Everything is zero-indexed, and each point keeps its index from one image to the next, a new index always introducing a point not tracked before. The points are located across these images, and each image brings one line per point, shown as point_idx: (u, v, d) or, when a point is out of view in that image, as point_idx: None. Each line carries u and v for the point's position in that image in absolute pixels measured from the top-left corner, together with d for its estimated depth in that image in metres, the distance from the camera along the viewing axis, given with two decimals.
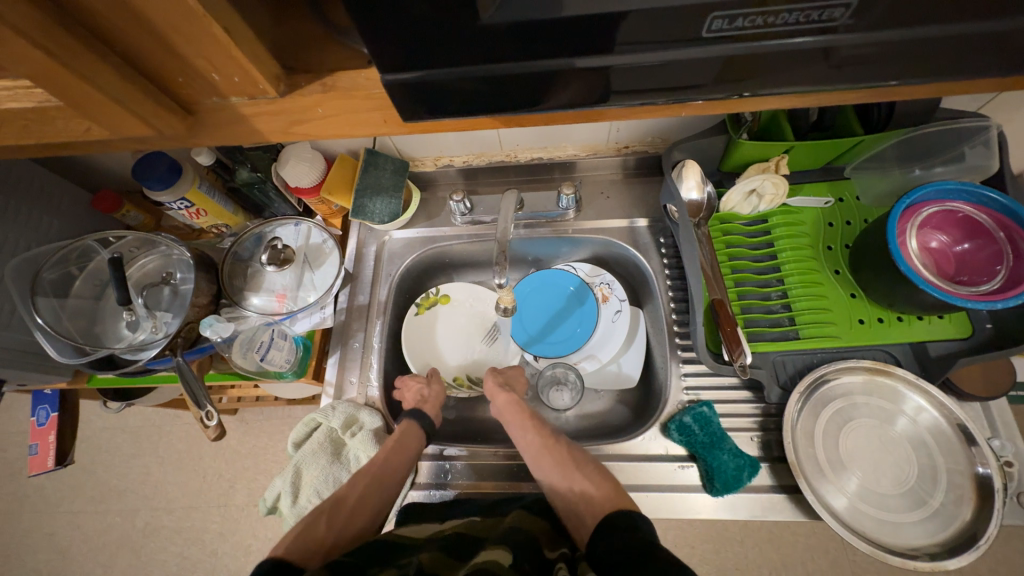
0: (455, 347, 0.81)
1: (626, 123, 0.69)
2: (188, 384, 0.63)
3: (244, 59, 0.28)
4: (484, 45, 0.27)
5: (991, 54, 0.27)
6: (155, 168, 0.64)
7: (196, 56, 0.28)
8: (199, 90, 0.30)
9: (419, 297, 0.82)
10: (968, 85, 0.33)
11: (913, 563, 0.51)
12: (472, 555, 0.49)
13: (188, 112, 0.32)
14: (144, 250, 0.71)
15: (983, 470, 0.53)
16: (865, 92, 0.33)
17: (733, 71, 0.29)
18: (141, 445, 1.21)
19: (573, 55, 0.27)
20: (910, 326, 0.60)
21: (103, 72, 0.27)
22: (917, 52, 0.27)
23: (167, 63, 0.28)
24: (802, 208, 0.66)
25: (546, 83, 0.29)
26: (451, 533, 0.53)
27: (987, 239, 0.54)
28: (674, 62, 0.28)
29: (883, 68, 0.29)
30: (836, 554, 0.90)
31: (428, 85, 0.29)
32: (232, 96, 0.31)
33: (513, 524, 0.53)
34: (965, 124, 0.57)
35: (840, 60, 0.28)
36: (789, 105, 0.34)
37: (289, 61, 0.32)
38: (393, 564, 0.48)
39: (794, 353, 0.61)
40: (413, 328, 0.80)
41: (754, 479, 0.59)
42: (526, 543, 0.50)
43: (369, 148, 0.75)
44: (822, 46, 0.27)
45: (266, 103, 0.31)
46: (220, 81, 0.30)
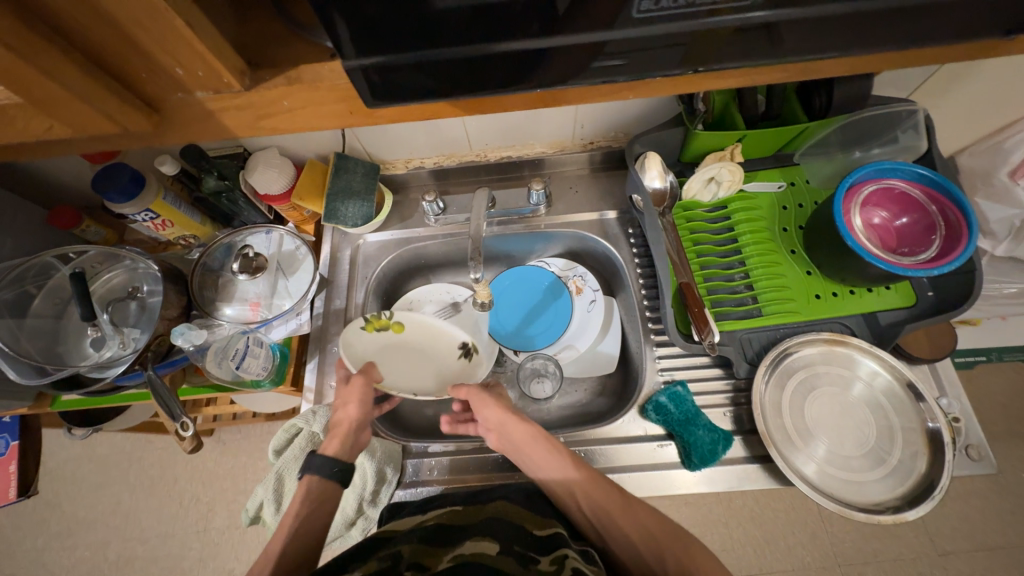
0: (401, 378, 0.68)
1: (589, 119, 0.72)
2: (161, 399, 0.62)
3: (208, 52, 0.28)
4: (436, 29, 0.28)
5: (886, 28, 0.31)
6: (116, 179, 0.63)
7: (161, 51, 0.28)
8: (163, 86, 0.31)
9: (368, 314, 0.69)
10: (882, 61, 0.36)
11: (878, 518, 0.54)
12: (455, 541, 0.51)
13: (154, 110, 0.33)
14: (107, 265, 0.69)
15: (933, 425, 0.58)
16: (788, 69, 0.36)
17: (663, 49, 0.31)
18: (109, 474, 1.16)
19: (529, 36, 0.29)
20: (863, 298, 0.64)
21: (68, 71, 0.27)
22: (823, 28, 0.30)
23: (131, 58, 0.28)
24: (758, 193, 0.70)
25: (499, 66, 0.31)
26: (432, 524, 0.54)
27: (922, 212, 0.59)
28: (611, 41, 0.30)
29: (796, 44, 0.32)
30: (815, 527, 0.94)
31: (392, 68, 0.30)
32: (197, 91, 0.32)
33: (494, 515, 0.55)
34: (898, 108, 0.62)
35: (756, 41, 0.31)
36: (722, 84, 0.37)
37: (253, 58, 0.33)
38: (374, 556, 0.49)
39: (758, 331, 0.65)
40: (352, 349, 0.67)
41: (729, 452, 0.62)
42: (510, 532, 0.52)
43: (339, 152, 0.75)
44: (741, 24, 0.30)
45: (232, 97, 0.32)
46: (185, 75, 0.30)
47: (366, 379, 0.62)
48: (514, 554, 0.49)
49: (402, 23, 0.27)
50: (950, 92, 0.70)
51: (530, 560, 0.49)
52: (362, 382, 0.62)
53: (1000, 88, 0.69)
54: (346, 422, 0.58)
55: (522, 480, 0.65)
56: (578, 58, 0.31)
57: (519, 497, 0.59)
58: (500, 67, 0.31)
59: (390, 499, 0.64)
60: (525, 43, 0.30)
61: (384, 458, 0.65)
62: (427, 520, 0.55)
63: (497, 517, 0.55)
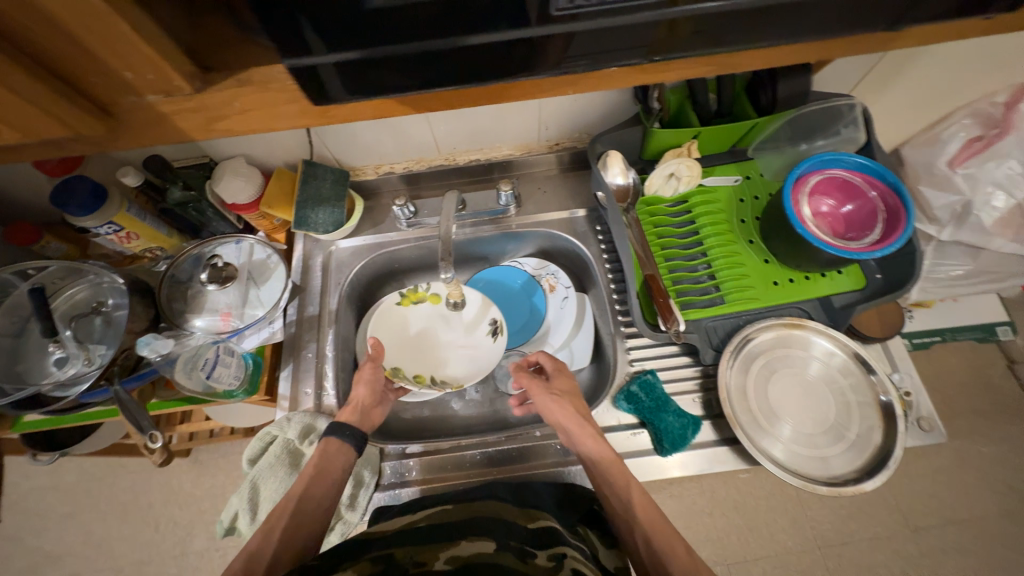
0: (427, 354, 0.75)
1: (553, 120, 0.74)
2: (131, 413, 0.61)
3: (158, 56, 0.29)
4: (373, 28, 0.30)
5: (790, 20, 0.34)
6: (76, 193, 0.62)
7: (111, 56, 0.29)
8: (114, 89, 0.32)
9: (403, 289, 0.75)
10: (802, 54, 0.39)
11: (839, 490, 0.57)
12: (451, 540, 0.49)
13: (107, 114, 0.33)
14: (69, 280, 0.67)
15: (885, 398, 0.61)
16: (716, 63, 0.39)
17: (590, 44, 0.34)
18: (79, 503, 1.11)
19: (464, 34, 0.31)
20: (817, 283, 0.67)
21: (18, 75, 0.28)
22: (734, 20, 0.33)
23: (81, 63, 0.29)
24: (717, 187, 0.73)
25: (438, 62, 0.33)
26: (423, 526, 0.53)
27: (864, 198, 0.63)
28: (541, 37, 0.32)
29: (712, 38, 0.35)
30: (794, 512, 0.97)
31: (367, 63, 0.32)
32: (148, 94, 0.33)
33: (486, 511, 0.55)
34: (839, 103, 0.66)
35: (675, 36, 0.34)
36: (657, 79, 0.40)
37: (205, 61, 0.34)
38: (365, 555, 0.49)
39: (722, 318, 0.67)
40: (387, 318, 0.75)
41: (698, 436, 0.64)
42: (504, 528, 0.51)
43: (307, 159, 0.75)
44: (658, 20, 0.32)
45: (184, 100, 0.33)
46: (134, 79, 0.31)
47: (374, 365, 0.68)
48: (512, 549, 0.48)
49: (378, 20, 0.29)
50: (886, 88, 0.75)
51: (528, 554, 0.48)
52: (371, 368, 0.67)
53: (932, 81, 0.74)
54: (352, 403, 0.64)
55: (501, 476, 0.66)
56: (561, 42, 0.33)
57: (507, 496, 0.59)
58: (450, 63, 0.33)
59: (368, 503, 0.63)
60: (492, 38, 0.32)
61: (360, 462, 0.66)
62: (418, 521, 0.54)
63: (488, 514, 0.54)
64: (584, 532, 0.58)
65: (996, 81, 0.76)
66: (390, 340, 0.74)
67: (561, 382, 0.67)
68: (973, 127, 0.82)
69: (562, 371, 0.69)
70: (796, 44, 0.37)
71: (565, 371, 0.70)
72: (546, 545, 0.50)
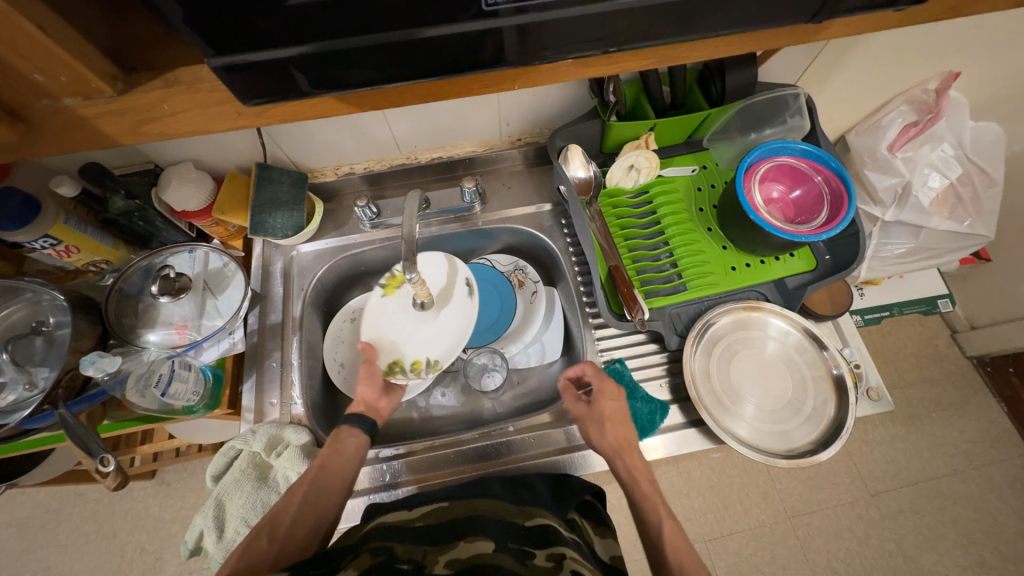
0: (420, 337, 0.73)
1: (513, 116, 0.75)
2: (77, 438, 0.57)
3: (70, 58, 0.30)
4: (296, 22, 0.30)
5: (714, 14, 0.36)
6: (4, 206, 0.58)
7: (16, 56, 0.29)
8: (24, 92, 0.32)
9: (383, 278, 0.75)
10: (731, 48, 0.41)
11: (798, 462, 0.60)
12: (449, 542, 0.49)
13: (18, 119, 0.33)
14: (5, 300, 0.63)
15: (836, 371, 0.65)
16: (656, 56, 0.40)
17: (525, 38, 0.34)
18: (36, 537, 1.05)
19: (393, 28, 0.32)
20: (772, 267, 0.70)
21: None
22: (664, 11, 0.34)
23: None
24: (675, 177, 0.75)
25: (371, 56, 0.33)
26: (425, 524, 0.53)
27: (810, 183, 0.66)
28: (474, 32, 0.33)
29: (645, 31, 0.36)
30: (765, 487, 1.01)
31: (320, 57, 0.33)
32: (65, 98, 0.33)
33: (483, 509, 0.55)
34: (784, 94, 0.69)
35: (606, 29, 0.35)
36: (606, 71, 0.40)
37: (128, 61, 0.35)
38: (364, 548, 0.48)
39: (684, 305, 0.69)
40: (376, 307, 0.74)
41: (666, 420, 0.66)
42: (499, 527, 0.51)
43: (261, 162, 0.72)
44: (584, 14, 0.33)
45: (105, 102, 0.34)
46: (47, 81, 0.31)
47: (369, 363, 0.69)
48: (509, 551, 0.47)
49: (327, 11, 0.30)
50: (826, 78, 0.79)
51: (527, 555, 0.47)
52: (366, 369, 0.68)
53: (870, 70, 0.78)
54: (358, 402, 0.66)
55: (480, 472, 0.66)
56: (518, 34, 0.34)
57: (506, 495, 0.58)
58: (383, 57, 0.34)
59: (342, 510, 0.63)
60: (446, 29, 0.32)
61: None
62: (417, 520, 0.54)
63: (489, 513, 0.54)
64: (578, 521, 0.58)
65: (930, 69, 0.81)
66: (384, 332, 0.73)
67: (614, 401, 0.62)
68: (909, 113, 0.87)
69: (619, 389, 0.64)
70: (735, 35, 0.39)
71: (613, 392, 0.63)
72: (545, 545, 0.49)
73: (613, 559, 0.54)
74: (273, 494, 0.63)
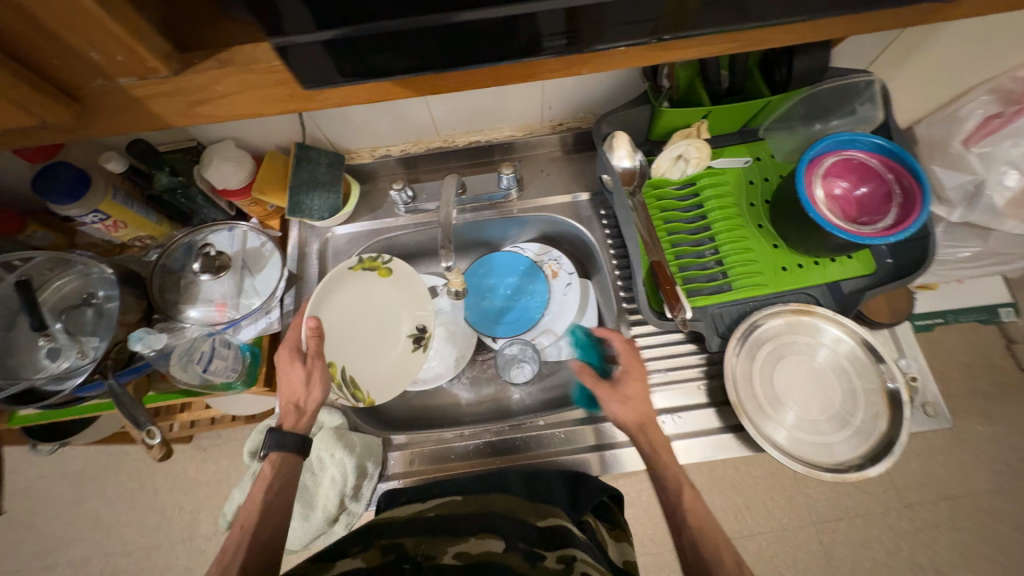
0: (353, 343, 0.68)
1: (557, 99, 0.71)
2: (125, 407, 0.60)
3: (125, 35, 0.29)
4: None
5: None
6: (58, 180, 0.59)
7: (73, 35, 0.29)
8: (81, 71, 0.32)
9: (365, 255, 0.69)
10: (804, 32, 0.37)
11: (843, 476, 0.57)
12: (459, 536, 0.48)
13: (73, 99, 0.34)
14: (58, 271, 0.65)
15: (892, 385, 0.61)
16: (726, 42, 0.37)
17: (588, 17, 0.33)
18: (85, 489, 1.12)
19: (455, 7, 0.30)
20: (827, 269, 0.66)
21: None
22: None
23: (36, 43, 0.29)
24: (726, 169, 0.70)
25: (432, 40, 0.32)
26: (435, 514, 0.52)
27: (879, 181, 0.61)
28: None
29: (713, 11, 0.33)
30: (791, 490, 0.98)
31: (350, 42, 0.32)
32: (119, 78, 0.33)
33: (500, 508, 0.53)
34: (856, 81, 0.64)
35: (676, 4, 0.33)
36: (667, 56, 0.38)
37: (182, 39, 0.34)
38: (376, 542, 0.47)
39: (729, 305, 0.66)
40: (336, 285, 0.67)
41: (703, 425, 0.64)
42: (513, 526, 0.50)
43: (300, 143, 0.72)
44: None
45: (158, 82, 0.33)
46: (103, 59, 0.31)
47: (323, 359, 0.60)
48: (520, 551, 0.46)
49: None
50: (904, 65, 0.72)
51: (536, 556, 0.45)
52: (320, 362, 0.59)
53: (953, 58, 0.71)
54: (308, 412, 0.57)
55: (506, 465, 0.65)
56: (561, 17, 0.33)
57: (520, 492, 0.57)
58: (442, 39, 0.33)
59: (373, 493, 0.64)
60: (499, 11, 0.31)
61: (363, 453, 0.65)
62: (428, 511, 0.53)
63: (502, 512, 0.52)
64: (592, 522, 0.58)
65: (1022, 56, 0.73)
66: (328, 317, 0.66)
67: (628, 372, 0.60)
68: (991, 104, 0.79)
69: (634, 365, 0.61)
70: (804, 22, 0.36)
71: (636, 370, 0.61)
72: (555, 545, 0.47)
73: (626, 563, 0.54)
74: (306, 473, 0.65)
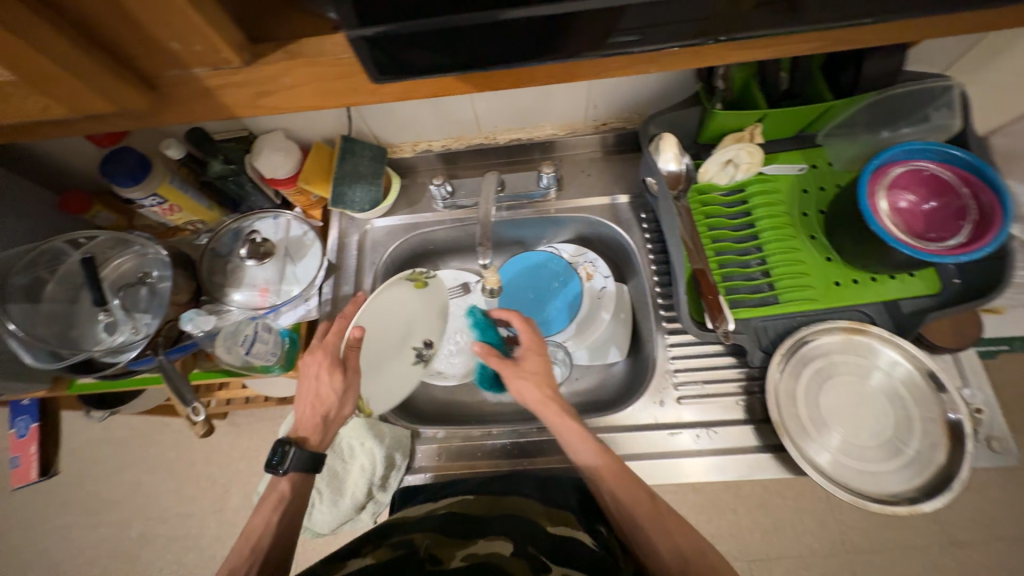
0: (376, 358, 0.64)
1: (603, 98, 0.69)
2: (173, 383, 0.63)
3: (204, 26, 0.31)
4: None
5: None
6: (123, 164, 0.62)
7: (157, 24, 0.30)
8: (160, 61, 0.33)
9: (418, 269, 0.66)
10: (866, 37, 0.37)
11: (893, 509, 0.53)
12: (468, 538, 0.47)
13: (150, 87, 0.35)
14: (117, 250, 0.69)
15: (954, 416, 0.56)
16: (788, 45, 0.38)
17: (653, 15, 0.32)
18: (129, 455, 1.18)
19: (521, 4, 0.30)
20: (885, 286, 0.62)
21: (75, 56, 0.30)
22: None
23: (123, 32, 0.31)
24: (778, 175, 0.67)
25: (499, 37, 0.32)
26: (446, 513, 0.52)
27: (952, 195, 0.57)
28: None
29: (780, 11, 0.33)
30: (824, 515, 0.93)
31: (399, 37, 0.32)
32: (194, 67, 0.34)
33: (511, 510, 0.52)
34: (931, 85, 0.59)
35: None
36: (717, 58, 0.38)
37: (257, 33, 0.36)
38: (388, 542, 0.48)
39: (774, 319, 0.63)
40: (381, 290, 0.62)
41: (740, 441, 0.61)
42: (526, 530, 0.49)
43: (345, 135, 0.73)
44: None
45: (230, 73, 0.35)
46: (181, 50, 0.32)
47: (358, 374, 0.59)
48: (526, 557, 0.44)
49: None
50: (987, 71, 0.66)
51: (543, 567, 0.43)
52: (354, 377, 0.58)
53: None
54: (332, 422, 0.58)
55: (531, 467, 0.65)
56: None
57: (534, 496, 0.56)
58: (506, 36, 0.33)
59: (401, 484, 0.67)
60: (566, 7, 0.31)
61: (391, 446, 0.67)
62: (439, 509, 0.53)
63: (514, 515, 0.51)
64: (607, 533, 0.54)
65: None
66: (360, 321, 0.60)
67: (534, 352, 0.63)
68: None
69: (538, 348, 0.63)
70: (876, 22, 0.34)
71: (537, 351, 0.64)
72: (562, 559, 0.45)
73: None
74: (337, 459, 0.72)
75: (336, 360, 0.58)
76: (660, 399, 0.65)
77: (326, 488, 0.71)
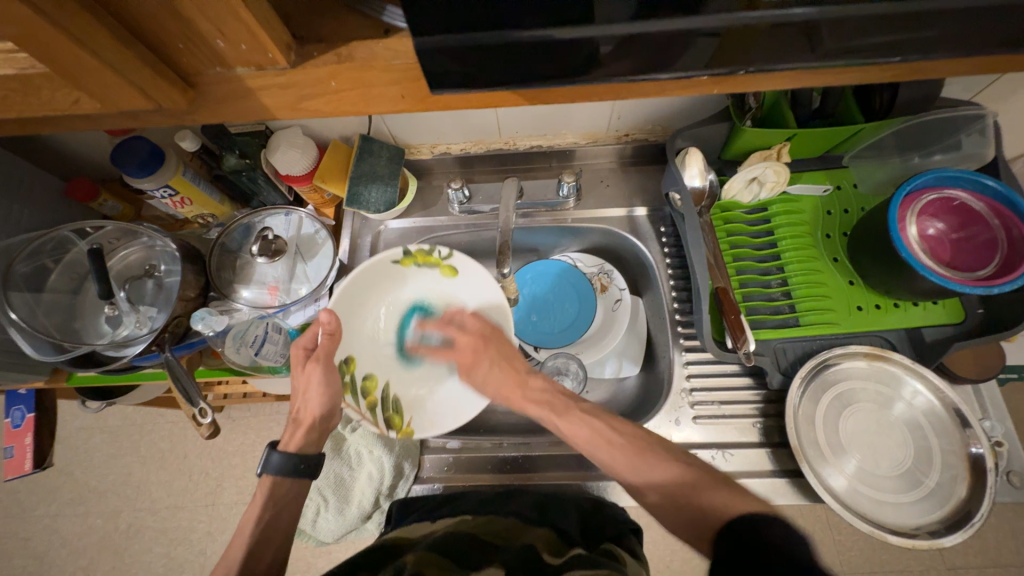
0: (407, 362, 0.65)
1: (628, 109, 0.68)
2: (178, 380, 0.61)
3: (256, 29, 0.31)
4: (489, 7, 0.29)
5: (926, 21, 0.31)
6: (136, 154, 0.61)
7: (205, 20, 0.30)
8: (202, 58, 0.33)
9: (414, 247, 0.65)
10: (909, 69, 0.37)
11: (912, 542, 0.52)
12: (463, 565, 0.44)
13: (188, 86, 0.35)
14: (124, 241, 0.67)
15: (976, 450, 0.55)
16: (827, 74, 0.37)
17: (707, 43, 0.32)
18: (120, 446, 1.16)
19: (576, 23, 0.30)
20: (907, 313, 0.61)
21: (116, 50, 0.30)
22: (858, 17, 0.30)
23: (170, 28, 0.31)
24: (802, 196, 0.66)
25: (551, 54, 0.32)
26: (444, 533, 0.49)
27: (982, 225, 0.56)
28: (660, 33, 0.31)
29: (829, 41, 0.32)
30: (822, 534, 0.92)
31: (445, 50, 0.31)
32: (237, 66, 0.34)
33: (510, 535, 0.50)
34: (963, 112, 0.59)
35: (794, 30, 0.31)
36: (748, 86, 0.38)
37: (307, 36, 0.36)
38: (382, 567, 0.45)
39: (793, 341, 0.62)
40: (382, 276, 0.65)
41: (755, 465, 0.60)
42: (521, 554, 0.46)
43: (364, 134, 0.72)
44: (775, 19, 0.30)
45: (275, 74, 0.34)
46: (226, 47, 0.32)
47: (326, 366, 0.57)
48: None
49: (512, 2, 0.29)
50: None
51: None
52: (319, 369, 0.57)
53: None
54: (309, 415, 0.56)
55: (539, 482, 0.63)
56: (643, 43, 0.32)
57: (531, 513, 0.54)
58: (556, 57, 0.32)
59: (406, 494, 0.66)
60: (627, 27, 0.30)
61: (400, 454, 0.67)
62: (437, 530, 0.50)
63: (513, 540, 0.49)
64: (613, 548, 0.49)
65: None
66: (373, 310, 0.66)
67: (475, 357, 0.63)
68: None
69: (489, 336, 0.64)
70: (905, 61, 0.35)
71: (498, 341, 0.63)
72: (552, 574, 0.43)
73: None
74: (345, 465, 0.71)
75: (309, 350, 0.59)
76: (675, 418, 0.64)
77: (333, 498, 0.71)
